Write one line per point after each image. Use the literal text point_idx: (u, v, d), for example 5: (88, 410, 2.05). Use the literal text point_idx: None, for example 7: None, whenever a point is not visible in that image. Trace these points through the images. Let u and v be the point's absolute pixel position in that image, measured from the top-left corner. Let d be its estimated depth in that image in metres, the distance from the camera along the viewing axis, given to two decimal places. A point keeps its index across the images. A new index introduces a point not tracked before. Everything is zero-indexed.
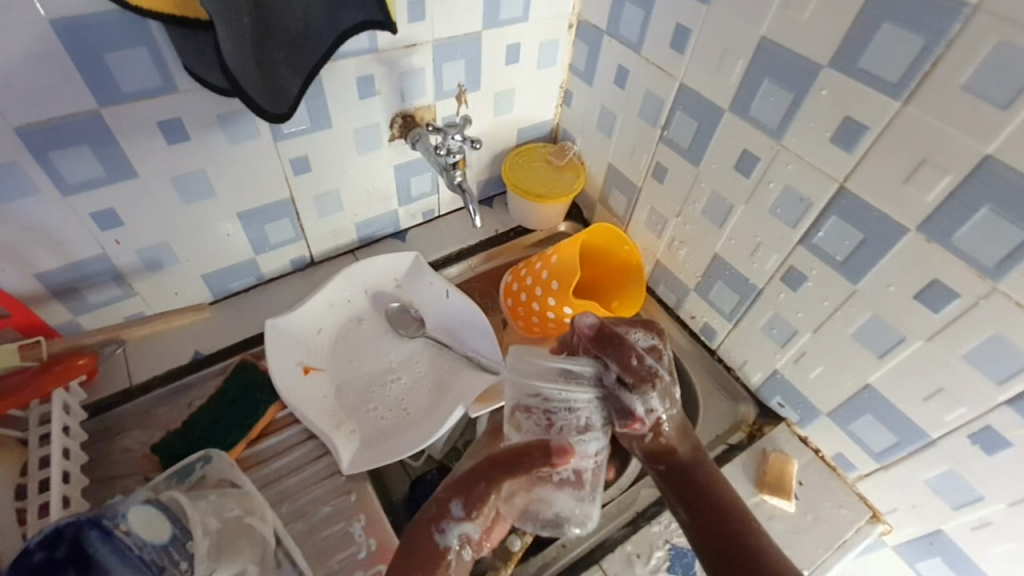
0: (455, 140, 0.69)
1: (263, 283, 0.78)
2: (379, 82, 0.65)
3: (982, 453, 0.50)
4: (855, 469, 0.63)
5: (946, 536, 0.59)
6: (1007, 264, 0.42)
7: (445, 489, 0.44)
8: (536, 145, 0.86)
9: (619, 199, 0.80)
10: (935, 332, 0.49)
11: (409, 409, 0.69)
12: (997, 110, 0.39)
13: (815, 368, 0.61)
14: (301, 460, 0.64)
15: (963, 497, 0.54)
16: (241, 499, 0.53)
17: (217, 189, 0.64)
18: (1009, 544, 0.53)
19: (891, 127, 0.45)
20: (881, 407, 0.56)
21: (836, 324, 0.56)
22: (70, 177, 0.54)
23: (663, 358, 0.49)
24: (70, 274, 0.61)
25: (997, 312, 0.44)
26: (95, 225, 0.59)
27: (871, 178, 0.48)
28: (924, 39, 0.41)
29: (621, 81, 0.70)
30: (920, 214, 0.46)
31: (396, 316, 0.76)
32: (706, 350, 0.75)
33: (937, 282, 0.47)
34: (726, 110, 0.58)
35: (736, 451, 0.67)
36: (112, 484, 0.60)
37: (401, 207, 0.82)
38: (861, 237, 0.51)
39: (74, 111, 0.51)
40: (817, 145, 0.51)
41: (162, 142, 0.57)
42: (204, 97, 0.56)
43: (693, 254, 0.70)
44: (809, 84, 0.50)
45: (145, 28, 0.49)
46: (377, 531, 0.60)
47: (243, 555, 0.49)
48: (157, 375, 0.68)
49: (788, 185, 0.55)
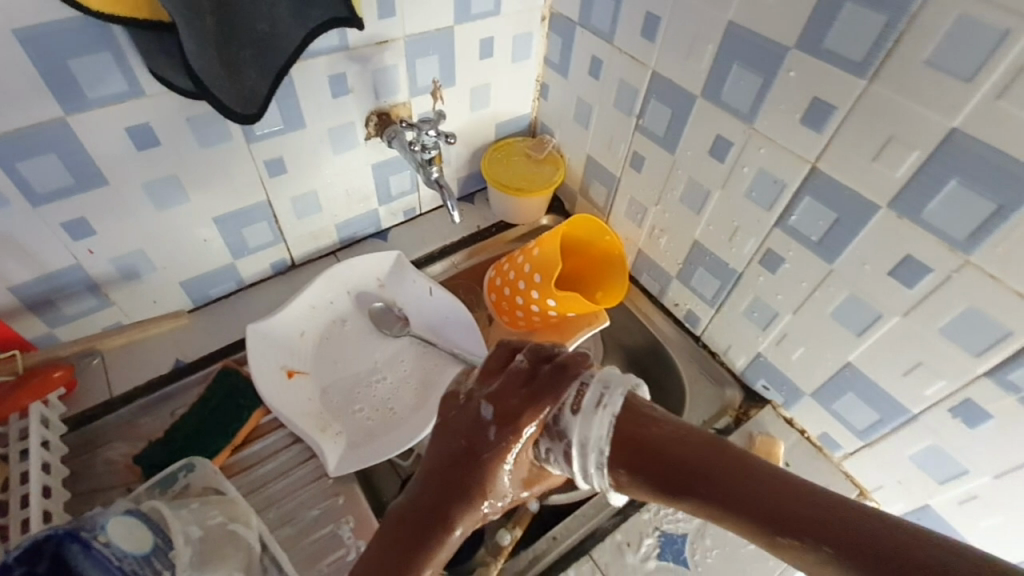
0: (429, 135, 0.68)
1: (244, 288, 0.77)
2: (351, 80, 0.65)
3: (964, 425, 0.50)
4: (840, 447, 0.63)
5: (932, 510, 0.58)
6: (978, 236, 0.43)
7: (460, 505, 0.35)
8: (515, 140, 0.86)
9: (599, 189, 0.80)
10: (911, 307, 0.49)
11: (395, 408, 0.69)
12: (960, 83, 0.40)
13: (797, 349, 0.61)
14: (288, 464, 0.64)
15: (947, 471, 0.54)
16: (224, 506, 0.52)
17: (192, 194, 0.63)
18: (997, 517, 0.53)
19: (858, 106, 0.46)
20: (862, 385, 0.56)
21: (816, 304, 0.57)
22: (39, 187, 0.53)
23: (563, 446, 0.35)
24: (44, 286, 0.60)
25: (972, 283, 0.44)
26: (67, 235, 0.58)
27: (843, 157, 0.48)
28: (885, 17, 0.41)
29: (596, 71, 0.70)
30: (892, 190, 0.46)
31: (380, 316, 0.76)
32: (691, 337, 0.75)
33: (911, 257, 0.47)
34: (698, 96, 0.58)
35: (723, 435, 0.67)
36: (96, 497, 0.59)
37: (381, 207, 0.82)
38: (835, 216, 0.51)
39: (39, 120, 0.50)
40: (789, 126, 0.51)
41: (132, 147, 0.56)
42: (172, 100, 0.55)
43: (673, 242, 0.71)
44: (777, 66, 0.50)
45: (108, 33, 0.48)
46: (366, 532, 0.59)
47: (229, 561, 0.49)
48: (138, 385, 0.67)
49: (762, 168, 0.55)
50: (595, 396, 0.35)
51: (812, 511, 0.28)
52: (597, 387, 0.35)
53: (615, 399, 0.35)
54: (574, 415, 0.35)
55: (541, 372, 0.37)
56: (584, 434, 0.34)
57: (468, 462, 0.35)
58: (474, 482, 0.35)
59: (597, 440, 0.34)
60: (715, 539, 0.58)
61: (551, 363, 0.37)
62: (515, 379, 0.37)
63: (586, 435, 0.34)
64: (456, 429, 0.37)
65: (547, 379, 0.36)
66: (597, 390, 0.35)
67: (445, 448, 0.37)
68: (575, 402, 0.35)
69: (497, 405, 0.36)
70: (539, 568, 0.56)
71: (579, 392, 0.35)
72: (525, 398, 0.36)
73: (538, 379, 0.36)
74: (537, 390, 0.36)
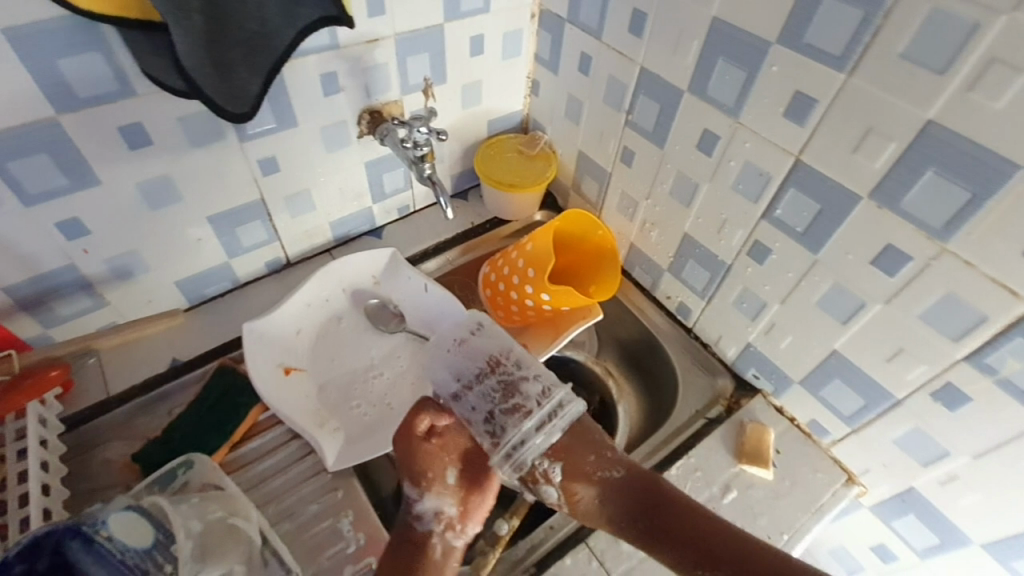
0: (420, 132, 0.68)
1: (239, 287, 0.77)
2: (342, 79, 0.65)
3: (944, 408, 0.52)
4: (828, 434, 0.65)
5: (917, 492, 0.60)
6: (955, 224, 0.44)
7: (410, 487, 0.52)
8: (506, 136, 0.86)
9: (590, 184, 0.81)
10: (893, 294, 0.50)
11: (392, 403, 0.70)
12: (934, 75, 0.41)
13: (785, 338, 0.63)
14: (286, 461, 0.64)
15: (930, 453, 0.55)
16: (223, 501, 0.53)
17: (185, 194, 0.63)
18: (975, 495, 0.54)
19: (839, 98, 0.47)
20: (849, 372, 0.58)
21: (802, 293, 0.58)
22: (32, 188, 0.54)
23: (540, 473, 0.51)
24: (38, 286, 0.60)
25: (948, 270, 0.46)
26: (61, 235, 0.58)
27: (824, 149, 0.50)
28: (863, 11, 0.43)
29: (585, 68, 0.71)
30: (872, 181, 0.47)
31: (376, 312, 0.77)
32: (683, 329, 0.77)
33: (892, 246, 0.48)
34: (685, 91, 0.59)
35: (715, 424, 0.68)
36: (94, 496, 0.60)
37: (375, 204, 0.82)
38: (819, 207, 0.52)
39: (31, 120, 0.50)
40: (772, 120, 0.52)
41: (125, 147, 0.56)
42: (163, 99, 0.55)
43: (663, 235, 0.72)
44: (760, 62, 0.51)
45: (98, 32, 0.49)
46: (365, 525, 0.60)
47: (229, 555, 0.49)
48: (135, 385, 0.67)
49: (748, 161, 0.56)
50: (511, 442, 0.49)
51: (699, 528, 0.48)
52: (523, 412, 0.51)
53: (529, 447, 0.49)
54: (494, 443, 0.51)
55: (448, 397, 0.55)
56: (517, 444, 0.50)
57: (429, 455, 0.53)
58: (420, 470, 0.52)
59: (512, 463, 0.49)
60: None
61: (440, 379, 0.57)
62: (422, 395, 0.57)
63: (501, 465, 0.49)
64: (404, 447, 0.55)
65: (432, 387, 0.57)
66: (513, 436, 0.50)
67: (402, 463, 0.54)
68: (496, 433, 0.51)
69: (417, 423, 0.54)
70: (536, 557, 0.57)
71: (494, 421, 0.51)
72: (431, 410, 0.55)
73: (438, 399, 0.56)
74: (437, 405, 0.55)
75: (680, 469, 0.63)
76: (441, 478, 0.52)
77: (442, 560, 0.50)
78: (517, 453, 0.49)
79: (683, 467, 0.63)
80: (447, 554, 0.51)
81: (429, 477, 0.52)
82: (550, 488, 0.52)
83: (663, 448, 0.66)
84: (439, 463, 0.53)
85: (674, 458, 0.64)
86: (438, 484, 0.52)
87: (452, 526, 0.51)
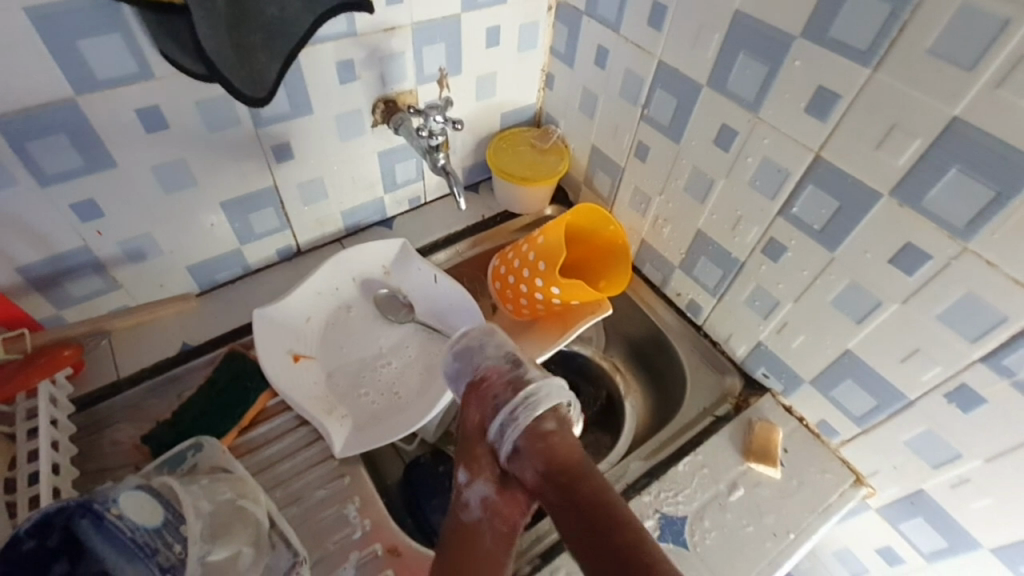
0: (437, 120, 0.68)
1: (249, 273, 0.77)
2: (359, 66, 0.65)
3: (958, 410, 0.51)
4: (837, 434, 0.64)
5: (927, 495, 0.59)
6: (976, 224, 0.44)
7: (464, 463, 0.49)
8: (520, 130, 0.86)
9: (603, 179, 0.80)
10: (911, 294, 0.50)
11: (400, 393, 0.69)
12: (962, 72, 0.40)
13: (797, 337, 0.62)
14: (294, 446, 0.64)
15: (943, 455, 0.55)
16: (233, 484, 0.53)
17: (199, 177, 0.63)
18: (987, 499, 0.54)
19: (863, 94, 0.46)
20: (861, 372, 0.57)
21: (817, 292, 0.58)
22: (49, 167, 0.54)
23: (537, 432, 0.47)
24: (53, 266, 0.61)
25: (968, 270, 0.45)
26: (76, 216, 0.58)
27: (845, 145, 0.49)
28: (890, 7, 0.42)
29: (601, 61, 0.70)
30: (893, 178, 0.47)
31: (385, 303, 0.77)
32: (693, 327, 0.76)
33: (910, 245, 0.48)
34: (703, 85, 0.59)
35: (723, 421, 0.67)
36: (103, 476, 0.60)
37: (386, 194, 0.82)
38: (837, 205, 0.52)
39: (49, 100, 0.50)
40: (793, 116, 0.52)
41: (142, 130, 0.56)
42: (182, 82, 0.55)
43: (676, 231, 0.71)
44: (783, 56, 0.51)
45: (121, 13, 0.49)
46: (371, 512, 0.60)
47: (236, 537, 0.50)
48: (145, 367, 0.67)
49: (766, 157, 0.56)
50: (525, 398, 0.49)
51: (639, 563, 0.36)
52: (522, 396, 0.50)
53: (543, 406, 0.49)
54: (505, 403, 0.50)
55: (490, 395, 0.52)
56: (528, 405, 0.49)
57: (474, 438, 0.50)
58: (470, 448, 0.50)
59: (514, 427, 0.48)
60: (714, 521, 0.59)
61: (489, 378, 0.54)
62: (476, 394, 0.53)
63: (508, 424, 0.48)
64: (463, 443, 0.51)
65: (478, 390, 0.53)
66: (525, 394, 0.50)
67: (462, 455, 0.50)
68: (512, 392, 0.51)
69: (472, 414, 0.52)
70: (542, 547, 0.57)
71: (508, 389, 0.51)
72: (476, 402, 0.53)
73: (479, 391, 0.53)
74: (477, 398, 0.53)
75: (686, 465, 0.63)
76: (490, 461, 0.48)
77: (495, 552, 0.45)
78: (525, 406, 0.49)
79: (690, 463, 0.63)
80: (499, 542, 0.45)
81: (478, 460, 0.49)
82: (543, 447, 0.46)
83: (670, 444, 0.66)
84: (483, 447, 0.49)
85: (680, 455, 0.64)
86: (487, 466, 0.48)
87: (499, 514, 0.46)
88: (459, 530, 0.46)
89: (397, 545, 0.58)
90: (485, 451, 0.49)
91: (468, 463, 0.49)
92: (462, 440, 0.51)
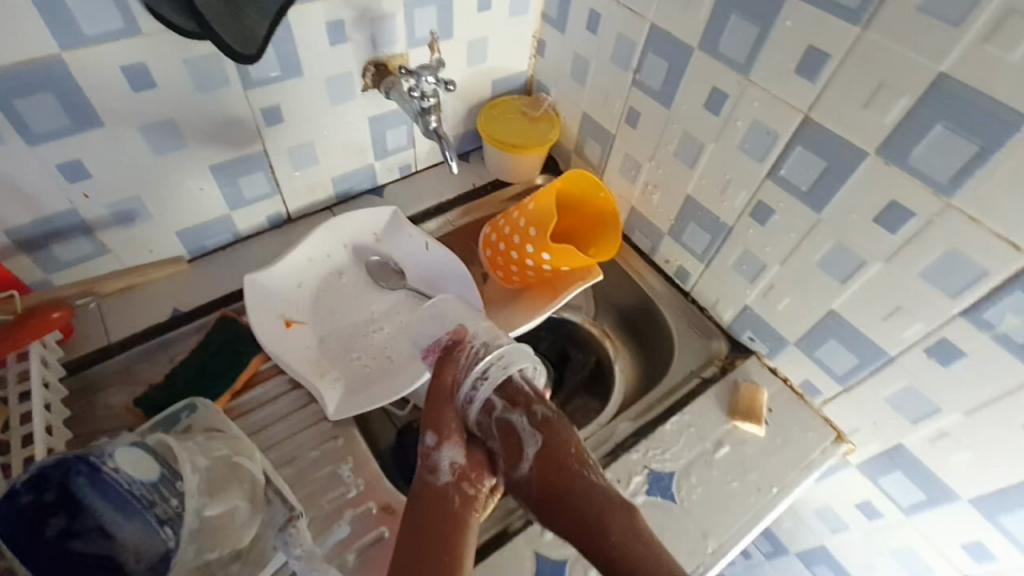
0: (428, 82, 0.68)
1: (239, 240, 0.77)
2: (349, 28, 0.64)
3: (938, 364, 0.53)
4: (820, 394, 0.66)
5: (905, 449, 0.62)
6: (961, 179, 0.44)
7: (432, 425, 0.52)
8: (510, 98, 0.86)
9: (593, 147, 0.80)
10: (894, 252, 0.51)
11: (392, 356, 0.70)
12: (949, 28, 0.41)
13: (783, 299, 0.63)
14: (287, 409, 0.65)
15: (922, 410, 0.57)
16: (229, 442, 0.54)
17: (188, 140, 0.63)
18: (965, 452, 0.56)
19: (852, 53, 0.47)
20: (845, 332, 0.59)
21: (803, 253, 0.59)
22: (34, 126, 0.53)
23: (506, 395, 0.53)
24: (41, 228, 0.60)
25: (951, 226, 0.46)
26: (63, 177, 0.58)
27: (833, 106, 0.50)
28: None
29: (593, 26, 0.70)
30: (880, 136, 0.48)
31: (377, 270, 0.77)
32: (681, 293, 0.77)
33: (895, 203, 0.49)
34: (695, 48, 0.59)
35: (709, 383, 0.69)
36: (97, 437, 0.60)
37: (376, 161, 0.82)
38: (825, 165, 0.53)
39: (33, 55, 0.49)
40: (783, 77, 0.52)
41: (128, 88, 0.55)
42: (169, 40, 0.55)
43: (666, 198, 0.72)
44: (774, 16, 0.51)
45: None
46: (365, 472, 0.61)
47: (232, 492, 0.50)
48: (135, 332, 0.67)
49: (755, 120, 0.57)
50: (497, 359, 0.54)
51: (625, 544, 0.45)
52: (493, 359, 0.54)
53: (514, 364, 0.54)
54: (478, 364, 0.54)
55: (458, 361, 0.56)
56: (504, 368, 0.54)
57: (443, 399, 0.53)
58: (439, 411, 0.52)
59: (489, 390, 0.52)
60: (700, 477, 0.61)
61: (455, 346, 0.58)
62: (443, 360, 0.57)
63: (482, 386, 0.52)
64: (430, 405, 0.53)
65: (445, 357, 0.57)
66: (496, 356, 0.54)
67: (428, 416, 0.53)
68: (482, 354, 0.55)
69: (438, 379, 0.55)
70: None
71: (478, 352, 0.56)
72: (442, 368, 0.56)
73: (445, 359, 0.57)
74: (444, 365, 0.56)
75: (673, 424, 0.64)
76: (457, 424, 0.52)
77: (463, 511, 0.48)
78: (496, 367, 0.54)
79: (677, 423, 0.65)
80: (466, 504, 0.49)
81: (447, 423, 0.51)
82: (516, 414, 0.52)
83: (658, 404, 0.67)
84: (451, 409, 0.53)
85: (668, 415, 0.66)
86: (456, 431, 0.51)
87: (466, 477, 0.50)
88: (428, 491, 0.49)
89: (391, 503, 0.59)
90: (454, 414, 0.52)
91: (434, 425, 0.52)
92: (429, 402, 0.53)
